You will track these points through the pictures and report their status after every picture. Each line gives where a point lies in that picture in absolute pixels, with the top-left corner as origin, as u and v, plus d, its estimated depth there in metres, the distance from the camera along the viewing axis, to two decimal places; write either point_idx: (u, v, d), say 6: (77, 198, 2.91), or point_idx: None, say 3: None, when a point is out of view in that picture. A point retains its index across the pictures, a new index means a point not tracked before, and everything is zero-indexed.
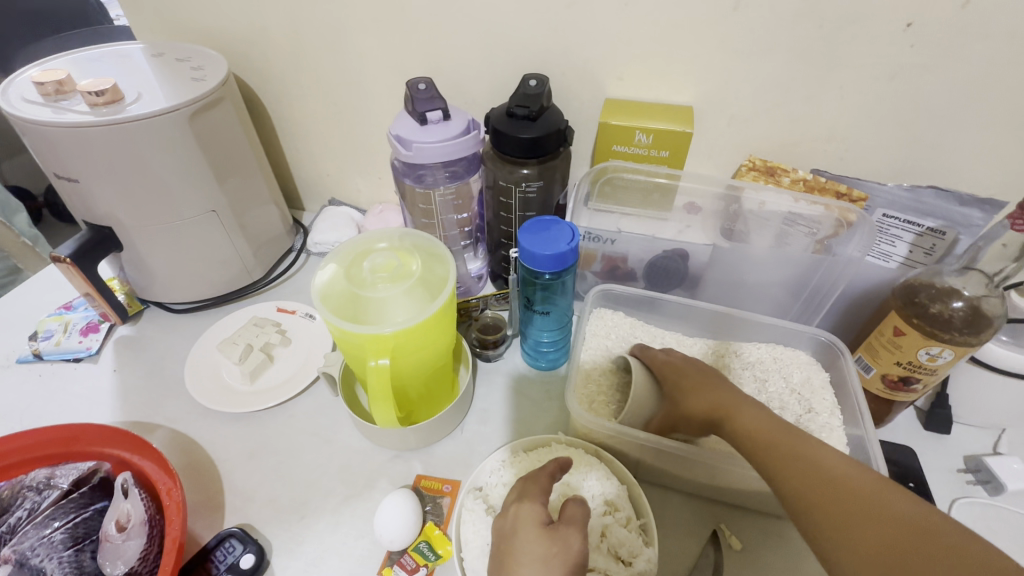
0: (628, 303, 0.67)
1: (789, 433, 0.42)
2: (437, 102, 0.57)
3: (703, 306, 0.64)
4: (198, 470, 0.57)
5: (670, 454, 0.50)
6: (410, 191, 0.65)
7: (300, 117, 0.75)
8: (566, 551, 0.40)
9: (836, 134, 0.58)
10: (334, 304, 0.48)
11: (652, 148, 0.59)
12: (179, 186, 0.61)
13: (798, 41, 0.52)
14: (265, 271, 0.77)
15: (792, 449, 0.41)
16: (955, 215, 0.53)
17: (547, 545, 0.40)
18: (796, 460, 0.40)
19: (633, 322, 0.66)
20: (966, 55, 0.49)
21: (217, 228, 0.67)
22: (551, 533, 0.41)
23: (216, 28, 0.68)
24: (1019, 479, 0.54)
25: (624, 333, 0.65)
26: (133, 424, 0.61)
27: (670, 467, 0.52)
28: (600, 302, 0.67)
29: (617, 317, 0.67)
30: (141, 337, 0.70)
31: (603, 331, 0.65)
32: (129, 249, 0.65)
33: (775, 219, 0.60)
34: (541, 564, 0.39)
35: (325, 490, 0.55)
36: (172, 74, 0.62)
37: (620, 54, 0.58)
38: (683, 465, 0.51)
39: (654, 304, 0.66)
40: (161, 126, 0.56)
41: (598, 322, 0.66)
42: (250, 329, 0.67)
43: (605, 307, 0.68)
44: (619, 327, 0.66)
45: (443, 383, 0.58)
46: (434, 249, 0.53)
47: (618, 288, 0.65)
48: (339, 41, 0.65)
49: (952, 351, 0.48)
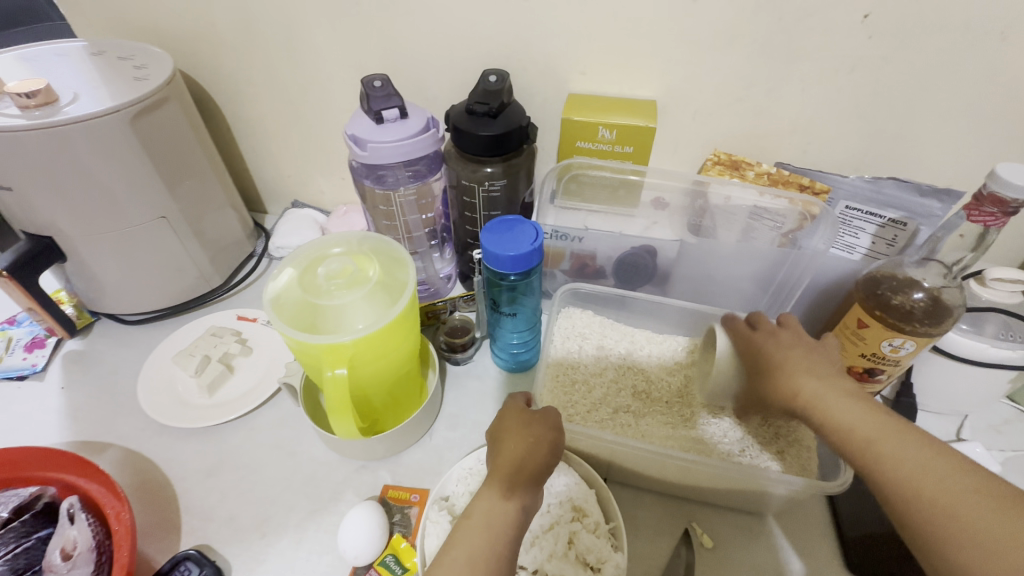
0: (596, 301, 0.66)
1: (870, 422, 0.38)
2: (394, 99, 0.55)
3: (672, 304, 0.63)
4: (152, 490, 0.54)
5: (642, 455, 0.49)
6: (370, 192, 0.63)
7: (256, 116, 0.72)
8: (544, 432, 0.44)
9: (799, 127, 0.57)
10: (290, 314, 0.46)
11: (616, 144, 0.59)
12: (124, 191, 0.58)
13: (759, 34, 0.52)
14: (224, 278, 0.74)
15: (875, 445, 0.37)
16: (914, 207, 0.53)
17: (527, 430, 0.43)
18: (889, 458, 0.36)
19: (603, 321, 0.66)
20: (922, 46, 0.49)
21: (168, 235, 0.64)
22: (529, 420, 0.44)
23: (162, 24, 0.64)
24: (981, 464, 0.55)
25: (593, 332, 0.65)
26: (82, 444, 0.58)
27: (640, 467, 0.51)
28: (568, 301, 0.67)
29: (586, 316, 0.66)
30: (91, 352, 0.67)
31: (571, 331, 0.65)
32: (74, 259, 0.61)
33: (741, 214, 0.59)
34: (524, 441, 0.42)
35: (288, 505, 0.53)
36: (113, 73, 0.58)
37: (582, 48, 0.57)
38: (656, 465, 0.50)
39: (625, 303, 0.65)
40: (99, 130, 0.53)
41: (567, 321, 0.65)
42: (208, 339, 0.64)
43: (573, 307, 0.67)
44: (589, 327, 0.65)
45: (410, 389, 0.56)
46: (395, 252, 0.52)
47: (585, 287, 0.65)
48: (292, 37, 0.62)
49: (915, 342, 0.48)
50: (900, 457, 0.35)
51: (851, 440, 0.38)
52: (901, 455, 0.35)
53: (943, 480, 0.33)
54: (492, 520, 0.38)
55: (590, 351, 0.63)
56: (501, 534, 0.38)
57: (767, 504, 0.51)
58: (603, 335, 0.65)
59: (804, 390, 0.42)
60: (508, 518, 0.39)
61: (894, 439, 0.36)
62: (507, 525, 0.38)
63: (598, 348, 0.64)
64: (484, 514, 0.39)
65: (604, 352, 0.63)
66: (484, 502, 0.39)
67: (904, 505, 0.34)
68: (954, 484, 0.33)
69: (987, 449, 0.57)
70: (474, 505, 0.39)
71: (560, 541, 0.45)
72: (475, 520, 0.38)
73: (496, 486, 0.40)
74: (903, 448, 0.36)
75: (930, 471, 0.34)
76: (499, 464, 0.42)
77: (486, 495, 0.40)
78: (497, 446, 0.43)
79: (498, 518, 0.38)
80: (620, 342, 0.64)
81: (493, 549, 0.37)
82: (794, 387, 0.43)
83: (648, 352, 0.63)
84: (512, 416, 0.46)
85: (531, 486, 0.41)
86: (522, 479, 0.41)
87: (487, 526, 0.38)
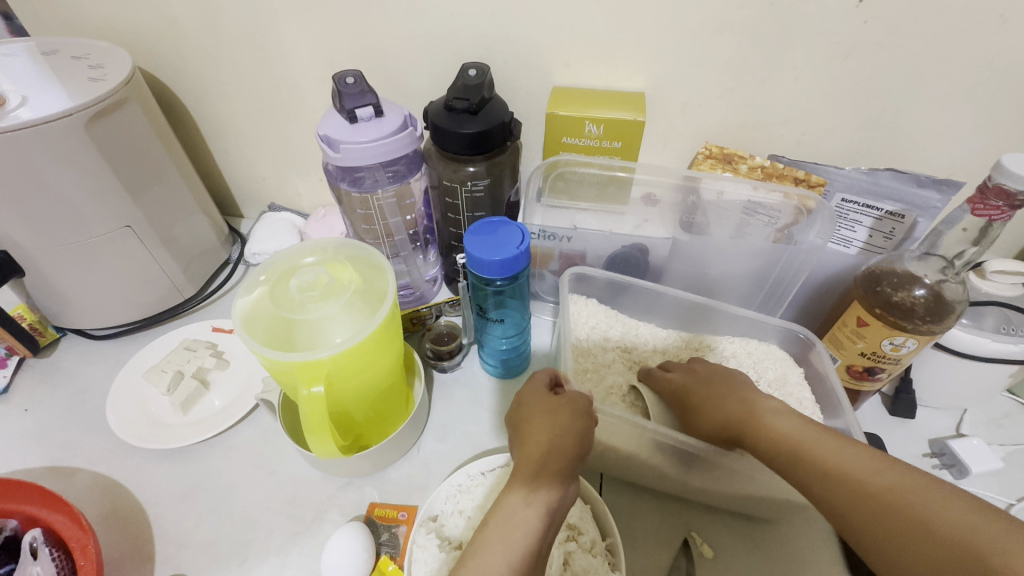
0: (603, 290, 0.64)
1: (830, 445, 0.39)
2: (369, 97, 0.51)
3: (682, 296, 0.61)
4: (124, 517, 0.51)
5: (657, 460, 0.49)
6: (347, 195, 0.60)
7: (227, 117, 0.68)
8: (572, 418, 0.41)
9: (793, 118, 0.55)
10: (262, 331, 0.43)
11: (604, 140, 0.56)
12: (83, 200, 0.54)
13: (750, 20, 0.49)
14: (198, 287, 0.71)
15: (855, 468, 0.37)
16: (912, 198, 0.51)
17: (552, 418, 0.41)
18: (834, 469, 0.38)
19: (607, 311, 0.64)
20: (919, 31, 0.47)
21: (135, 245, 0.60)
22: (553, 406, 0.42)
23: (119, 21, 0.60)
24: (982, 460, 0.54)
25: (599, 320, 0.64)
26: (47, 470, 0.55)
27: (645, 471, 0.49)
28: (574, 287, 0.64)
29: (591, 305, 0.64)
30: (57, 370, 0.64)
31: (579, 321, 0.63)
32: (34, 273, 0.58)
33: (735, 209, 0.57)
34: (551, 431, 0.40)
35: (268, 528, 0.51)
36: (67, 74, 0.54)
37: (566, 40, 0.54)
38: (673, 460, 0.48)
39: (629, 290, 0.63)
40: (52, 138, 0.49)
41: (573, 308, 0.64)
42: (181, 354, 0.61)
43: (578, 294, 0.65)
44: (595, 317, 0.64)
45: (394, 402, 0.53)
46: (375, 260, 0.49)
47: (592, 271, 0.62)
48: (259, 32, 0.58)
49: (916, 339, 0.47)
50: (838, 463, 0.38)
51: (789, 455, 0.41)
52: (836, 462, 0.38)
53: (879, 481, 0.35)
54: (513, 521, 0.35)
55: (597, 340, 0.63)
56: (525, 535, 0.35)
57: (771, 510, 0.49)
58: (609, 325, 0.64)
59: (775, 427, 0.43)
60: (531, 522, 0.35)
61: (860, 458, 0.37)
62: (531, 525, 0.35)
63: (604, 338, 0.63)
64: (506, 514, 0.35)
65: (610, 341, 0.63)
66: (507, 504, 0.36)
67: (883, 519, 0.34)
68: (888, 481, 0.35)
69: (987, 444, 0.56)
70: (498, 506, 0.36)
71: (555, 564, 0.43)
72: (497, 521, 0.35)
73: (520, 481, 0.37)
74: (841, 453, 0.38)
75: (866, 472, 0.36)
76: (524, 457, 0.39)
77: (515, 493, 0.37)
78: (522, 437, 0.41)
79: (521, 518, 0.35)
80: (628, 335, 0.64)
81: (516, 548, 0.34)
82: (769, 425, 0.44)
83: (651, 347, 0.63)
84: (534, 402, 0.43)
85: (562, 480, 0.38)
86: (547, 475, 0.38)
87: (508, 528, 0.35)
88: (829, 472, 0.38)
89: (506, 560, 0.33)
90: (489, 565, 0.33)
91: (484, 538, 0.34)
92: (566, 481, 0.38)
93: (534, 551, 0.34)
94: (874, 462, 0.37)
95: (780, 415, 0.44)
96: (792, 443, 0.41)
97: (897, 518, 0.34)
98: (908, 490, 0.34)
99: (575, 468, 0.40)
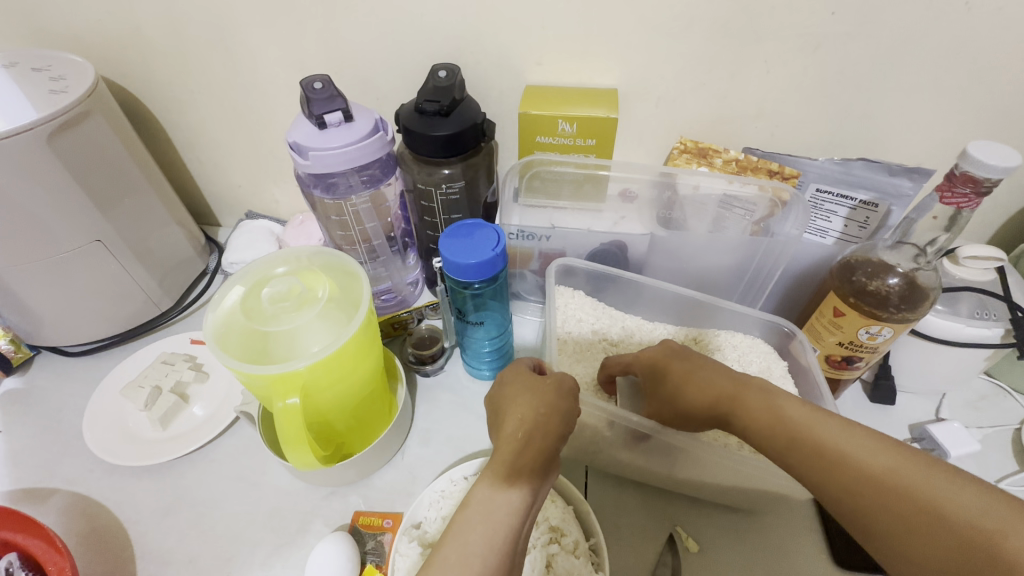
0: (590, 282, 0.64)
1: (834, 427, 0.36)
2: (338, 101, 0.51)
3: (671, 290, 0.61)
4: (104, 536, 0.51)
5: (644, 455, 0.49)
6: (321, 202, 0.59)
7: (198, 125, 0.67)
8: (557, 399, 0.39)
9: (766, 111, 0.55)
10: (237, 345, 0.42)
11: (578, 138, 0.56)
12: (51, 217, 0.52)
13: (718, 14, 0.49)
14: (175, 299, 0.70)
15: (858, 450, 0.34)
16: (885, 187, 0.52)
17: (535, 397, 0.39)
18: (836, 457, 0.35)
19: (595, 304, 0.65)
20: (887, 20, 0.47)
21: (106, 259, 0.59)
22: (536, 387, 0.40)
23: (81, 30, 0.59)
24: (963, 442, 0.53)
25: (587, 314, 0.64)
26: (24, 492, 0.54)
27: (638, 461, 0.50)
28: (561, 279, 0.65)
29: (577, 297, 0.64)
30: (33, 389, 0.63)
31: (565, 314, 0.63)
32: (5, 293, 0.56)
33: (711, 203, 0.57)
34: (533, 413, 0.38)
35: (252, 542, 0.50)
36: (27, 86, 0.53)
37: (537, 38, 0.53)
38: (655, 456, 0.49)
39: (615, 282, 0.63)
40: (16, 152, 0.48)
41: (559, 301, 0.64)
42: (159, 368, 0.60)
43: (564, 285, 0.65)
44: (583, 309, 0.64)
45: (376, 407, 0.53)
46: (349, 267, 0.48)
47: (579, 263, 0.62)
48: (225, 39, 0.57)
49: (892, 328, 0.47)
50: (833, 443, 0.35)
51: (785, 439, 0.38)
52: (833, 441, 0.35)
53: (873, 462, 0.34)
54: (496, 502, 0.34)
55: (585, 334, 0.63)
56: (506, 517, 0.33)
57: (755, 501, 0.50)
58: (596, 318, 0.64)
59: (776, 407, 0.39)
60: (514, 503, 0.34)
61: (856, 441, 0.35)
62: (512, 507, 0.34)
63: (592, 331, 0.63)
64: (486, 495, 0.34)
65: (599, 334, 0.63)
66: (486, 487, 0.35)
67: (894, 509, 0.32)
68: (877, 459, 0.34)
69: (966, 427, 0.56)
70: (475, 488, 0.35)
71: (537, 567, 0.44)
72: (478, 502, 0.34)
73: (499, 462, 0.36)
74: (834, 430, 0.36)
75: (858, 455, 0.34)
76: (504, 436, 0.37)
77: (491, 474, 0.35)
78: (500, 419, 0.39)
79: (503, 499, 0.34)
80: (611, 327, 0.64)
81: (499, 530, 0.33)
82: (772, 406, 0.39)
83: (638, 340, 0.63)
84: (516, 384, 0.42)
85: (547, 455, 0.37)
86: (530, 455, 0.36)
87: (489, 511, 0.34)
88: (827, 452, 0.35)
89: (488, 541, 0.32)
90: (471, 550, 0.32)
91: (462, 518, 0.33)
92: (551, 460, 0.37)
93: (517, 533, 0.33)
94: (869, 442, 0.35)
95: (770, 395, 0.40)
96: (789, 426, 0.38)
97: (895, 500, 0.32)
98: (902, 469, 0.33)
99: (558, 448, 0.38)
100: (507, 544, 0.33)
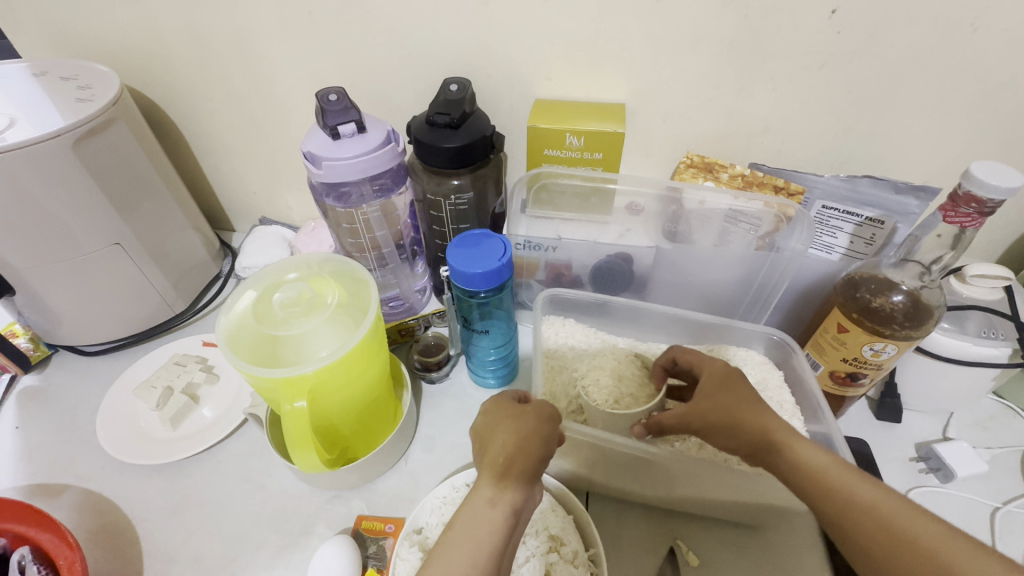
0: (579, 310, 0.65)
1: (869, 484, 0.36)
2: (351, 113, 0.52)
3: (655, 309, 0.62)
4: (113, 533, 0.52)
5: (638, 468, 0.49)
6: (333, 210, 0.61)
7: (216, 132, 0.69)
8: (537, 422, 0.40)
9: (772, 127, 0.56)
10: (246, 349, 0.43)
11: (585, 151, 0.57)
12: (73, 220, 0.54)
13: (725, 33, 0.50)
14: (189, 302, 0.72)
15: (892, 512, 0.34)
16: (890, 204, 0.52)
17: (515, 422, 0.40)
18: (868, 515, 0.35)
19: (585, 329, 0.65)
20: (891, 40, 0.48)
21: (124, 261, 0.61)
22: (518, 411, 0.41)
23: (108, 41, 0.61)
24: (969, 464, 0.54)
25: (578, 340, 0.64)
26: (37, 488, 0.55)
27: (629, 483, 0.50)
28: (548, 310, 0.65)
29: (567, 326, 0.65)
30: (50, 387, 0.64)
31: (556, 341, 0.64)
32: (27, 292, 0.58)
33: (717, 217, 0.58)
34: (513, 436, 0.38)
35: (256, 542, 0.51)
36: (56, 95, 0.55)
37: (547, 53, 0.55)
38: (644, 475, 0.49)
39: (603, 307, 0.64)
40: (42, 158, 0.50)
41: (549, 330, 0.65)
42: (171, 369, 0.62)
43: (554, 315, 0.66)
44: (573, 336, 0.64)
45: (379, 415, 0.53)
46: (357, 275, 0.49)
47: (567, 292, 0.63)
48: (245, 51, 0.59)
49: (895, 345, 0.47)
50: (866, 501, 0.35)
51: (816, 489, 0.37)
52: (865, 499, 0.35)
53: (905, 524, 0.33)
54: (480, 521, 0.34)
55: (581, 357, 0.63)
56: (490, 535, 0.34)
57: (758, 516, 0.50)
58: (587, 343, 0.64)
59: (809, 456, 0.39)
60: (498, 520, 0.35)
61: (892, 503, 0.35)
62: (496, 526, 0.35)
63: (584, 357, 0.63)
64: (472, 512, 0.35)
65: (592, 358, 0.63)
66: (473, 504, 0.35)
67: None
68: (907, 523, 0.33)
69: (974, 447, 0.56)
70: (463, 506, 0.36)
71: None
72: (464, 520, 0.35)
73: (487, 481, 0.37)
74: (867, 488, 0.36)
75: (891, 515, 0.34)
76: (488, 459, 0.38)
77: (480, 493, 0.36)
78: (484, 442, 0.40)
79: (487, 518, 0.35)
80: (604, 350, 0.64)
81: (483, 548, 0.33)
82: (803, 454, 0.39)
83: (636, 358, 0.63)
84: (499, 409, 0.42)
85: (528, 478, 0.37)
86: (512, 476, 0.37)
87: (474, 528, 0.34)
88: (859, 508, 0.35)
89: (472, 560, 0.33)
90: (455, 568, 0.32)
91: (450, 538, 0.34)
92: (532, 482, 0.38)
93: (499, 551, 0.34)
94: (902, 505, 0.34)
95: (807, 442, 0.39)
96: (821, 476, 0.37)
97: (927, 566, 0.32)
98: (934, 537, 0.32)
99: (540, 469, 0.39)
100: (491, 563, 0.33)
